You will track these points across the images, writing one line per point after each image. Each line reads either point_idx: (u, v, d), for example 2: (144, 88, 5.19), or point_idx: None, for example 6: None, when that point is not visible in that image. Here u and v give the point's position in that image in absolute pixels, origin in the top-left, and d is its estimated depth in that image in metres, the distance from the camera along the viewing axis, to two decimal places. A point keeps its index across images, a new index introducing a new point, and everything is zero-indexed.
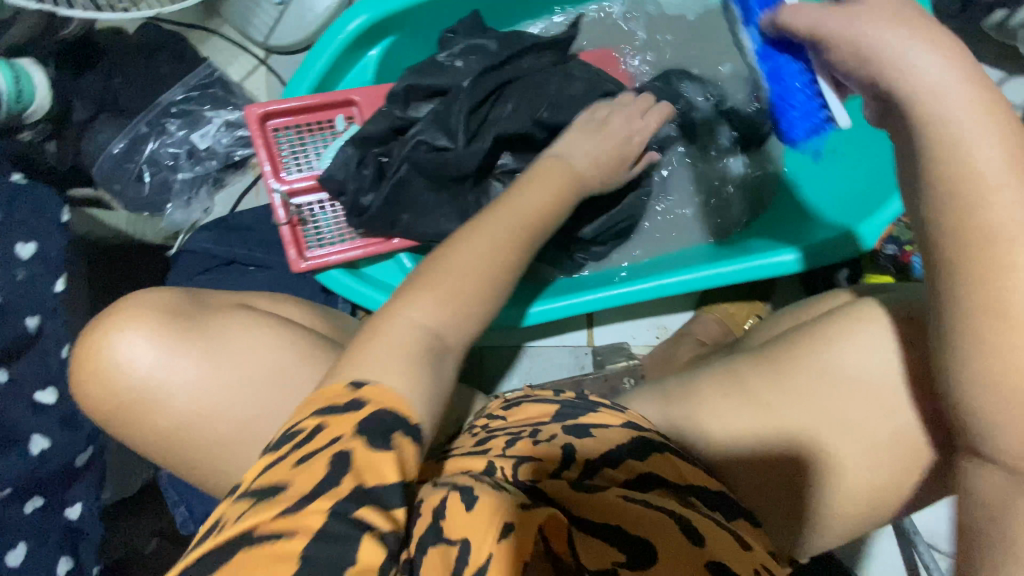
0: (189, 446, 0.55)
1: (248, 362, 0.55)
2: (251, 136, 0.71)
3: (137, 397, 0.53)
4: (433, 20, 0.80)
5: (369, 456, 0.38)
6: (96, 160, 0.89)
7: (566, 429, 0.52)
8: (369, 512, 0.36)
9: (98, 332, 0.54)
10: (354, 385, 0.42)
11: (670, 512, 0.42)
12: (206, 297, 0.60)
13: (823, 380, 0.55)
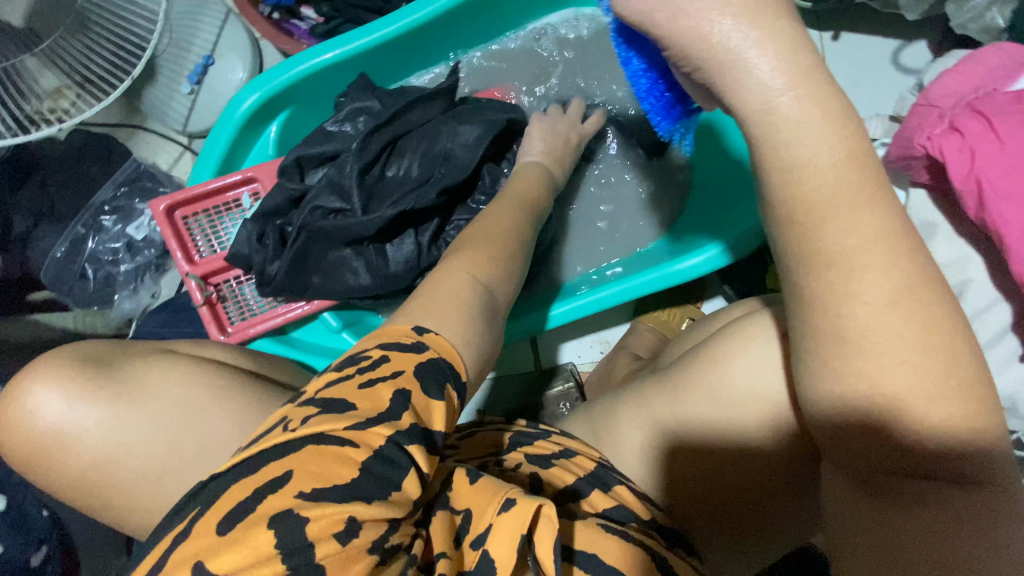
0: (106, 489, 0.57)
1: (160, 398, 0.58)
2: (160, 228, 0.75)
3: (51, 442, 0.56)
4: (325, 89, 0.84)
5: (428, 400, 0.40)
6: (42, 266, 0.94)
7: (528, 456, 0.59)
8: (418, 452, 0.38)
9: (16, 386, 0.57)
10: (417, 329, 0.43)
11: (644, 544, 0.49)
12: (124, 346, 0.63)
13: (713, 397, 0.56)
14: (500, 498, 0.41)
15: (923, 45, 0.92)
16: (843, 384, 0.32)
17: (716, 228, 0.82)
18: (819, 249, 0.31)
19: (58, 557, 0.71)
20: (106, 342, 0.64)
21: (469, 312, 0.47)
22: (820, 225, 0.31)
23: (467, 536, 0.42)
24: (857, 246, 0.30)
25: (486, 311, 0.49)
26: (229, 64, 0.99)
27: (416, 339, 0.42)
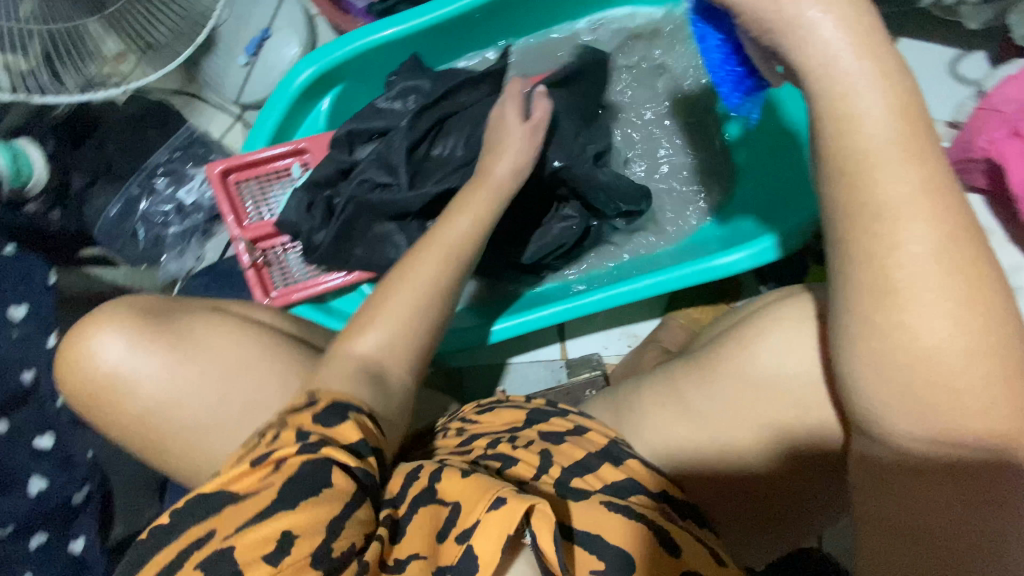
0: (158, 431, 0.61)
1: (215, 351, 0.62)
2: (214, 192, 0.78)
3: (113, 382, 0.60)
4: (378, 66, 0.85)
5: (329, 428, 0.45)
6: (97, 223, 0.98)
7: (540, 433, 0.62)
8: (334, 452, 0.43)
9: (81, 328, 0.60)
10: (310, 396, 0.49)
11: (649, 522, 0.50)
12: (180, 300, 0.67)
13: (744, 384, 0.56)
14: (490, 496, 0.41)
15: (982, 56, 0.90)
16: (884, 353, 0.33)
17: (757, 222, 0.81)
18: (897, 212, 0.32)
19: (96, 496, 0.73)
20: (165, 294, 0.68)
21: (358, 381, 0.51)
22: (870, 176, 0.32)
23: (450, 531, 0.42)
24: (910, 195, 0.32)
25: (379, 378, 0.52)
26: (284, 39, 1.01)
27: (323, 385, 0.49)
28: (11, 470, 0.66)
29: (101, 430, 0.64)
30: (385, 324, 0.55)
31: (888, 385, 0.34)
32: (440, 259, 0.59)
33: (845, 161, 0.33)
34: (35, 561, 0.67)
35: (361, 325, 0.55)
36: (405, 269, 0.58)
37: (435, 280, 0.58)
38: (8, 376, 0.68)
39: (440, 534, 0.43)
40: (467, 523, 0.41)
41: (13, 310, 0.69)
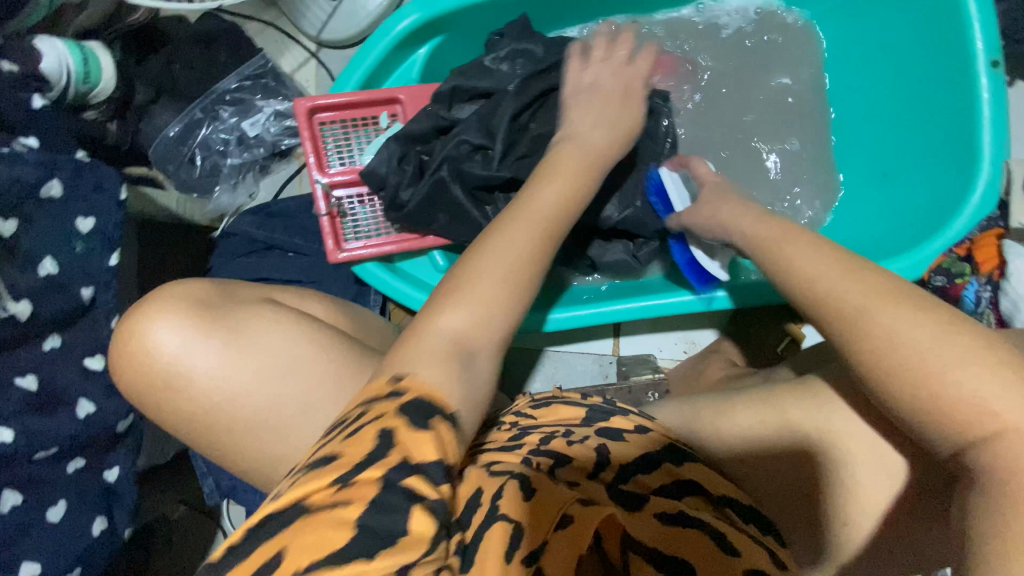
0: (207, 427, 0.61)
1: (266, 350, 0.61)
2: (299, 128, 0.74)
3: (166, 374, 0.59)
4: (483, 22, 0.80)
5: (411, 432, 0.39)
6: (152, 142, 0.92)
7: (598, 431, 0.59)
8: (418, 482, 0.38)
9: (133, 318, 0.60)
10: (394, 378, 0.43)
11: (704, 524, 0.47)
12: (231, 291, 0.66)
13: (819, 427, 0.57)
14: (555, 515, 0.42)
15: None
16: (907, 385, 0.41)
17: (871, 242, 0.72)
18: (819, 291, 0.47)
19: (136, 426, 0.70)
20: (216, 282, 0.67)
21: (447, 359, 0.45)
22: (791, 264, 0.50)
23: (513, 557, 0.40)
24: (817, 267, 0.48)
25: (467, 355, 0.46)
26: None
27: (405, 377, 0.43)
28: (59, 389, 0.63)
29: (151, 417, 0.63)
30: (472, 299, 0.48)
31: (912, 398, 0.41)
32: (530, 227, 0.53)
33: (786, 279, 0.50)
34: (71, 486, 0.64)
35: (442, 299, 0.49)
36: (492, 238, 0.52)
37: (522, 258, 0.51)
38: (67, 291, 0.63)
39: (506, 556, 0.40)
40: (533, 546, 0.40)
41: (79, 222, 0.63)
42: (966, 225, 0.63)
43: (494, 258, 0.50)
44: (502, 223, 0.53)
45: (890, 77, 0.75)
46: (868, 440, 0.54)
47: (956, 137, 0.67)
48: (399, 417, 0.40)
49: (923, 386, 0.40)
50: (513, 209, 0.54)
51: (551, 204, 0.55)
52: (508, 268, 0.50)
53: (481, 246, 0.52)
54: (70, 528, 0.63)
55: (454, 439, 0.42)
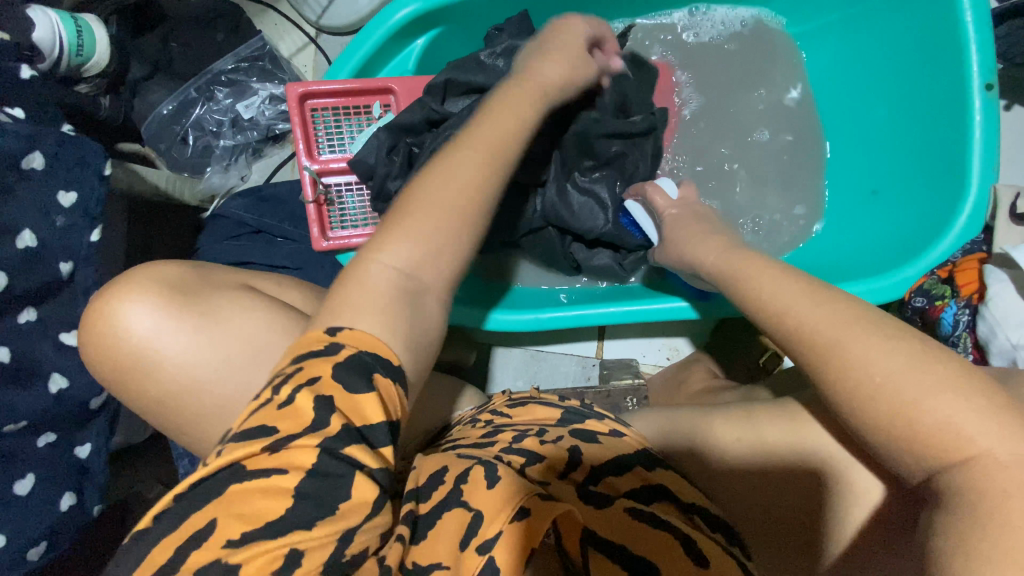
0: (178, 411, 0.61)
1: (240, 337, 0.61)
2: (290, 113, 0.73)
3: (139, 354, 0.59)
4: (482, 16, 0.80)
5: (352, 397, 0.40)
6: (145, 119, 0.93)
7: (571, 432, 0.60)
8: (359, 452, 0.38)
9: (105, 297, 0.59)
10: (330, 331, 0.42)
11: (675, 530, 0.49)
12: (208, 275, 0.66)
13: (794, 447, 0.56)
14: (515, 504, 0.43)
15: None
16: (867, 406, 0.42)
17: (854, 259, 0.72)
18: (788, 315, 0.48)
19: (111, 404, 0.70)
20: (194, 265, 0.66)
21: (397, 300, 0.45)
22: (760, 291, 0.52)
23: (472, 543, 0.42)
24: (788, 295, 0.49)
25: (413, 294, 0.46)
26: None
27: (344, 328, 0.42)
28: (33, 362, 0.62)
29: (120, 398, 0.63)
30: (417, 237, 0.47)
31: (873, 417, 0.42)
32: (484, 161, 0.51)
33: (759, 307, 0.51)
34: (41, 460, 0.63)
35: (389, 231, 0.48)
36: (438, 174, 0.50)
37: (468, 191, 0.49)
38: (45, 264, 0.62)
39: (463, 544, 0.42)
40: (489, 534, 0.42)
41: (61, 196, 0.63)
42: (950, 247, 0.63)
43: (438, 195, 0.49)
44: (451, 157, 0.51)
45: (884, 95, 0.75)
46: (839, 461, 0.53)
47: (946, 158, 0.67)
48: (336, 379, 0.39)
49: (887, 399, 0.41)
50: (462, 147, 0.52)
51: (496, 138, 0.52)
52: (449, 208, 0.49)
53: (420, 182, 0.50)
54: (37, 502, 0.62)
55: (398, 392, 0.42)
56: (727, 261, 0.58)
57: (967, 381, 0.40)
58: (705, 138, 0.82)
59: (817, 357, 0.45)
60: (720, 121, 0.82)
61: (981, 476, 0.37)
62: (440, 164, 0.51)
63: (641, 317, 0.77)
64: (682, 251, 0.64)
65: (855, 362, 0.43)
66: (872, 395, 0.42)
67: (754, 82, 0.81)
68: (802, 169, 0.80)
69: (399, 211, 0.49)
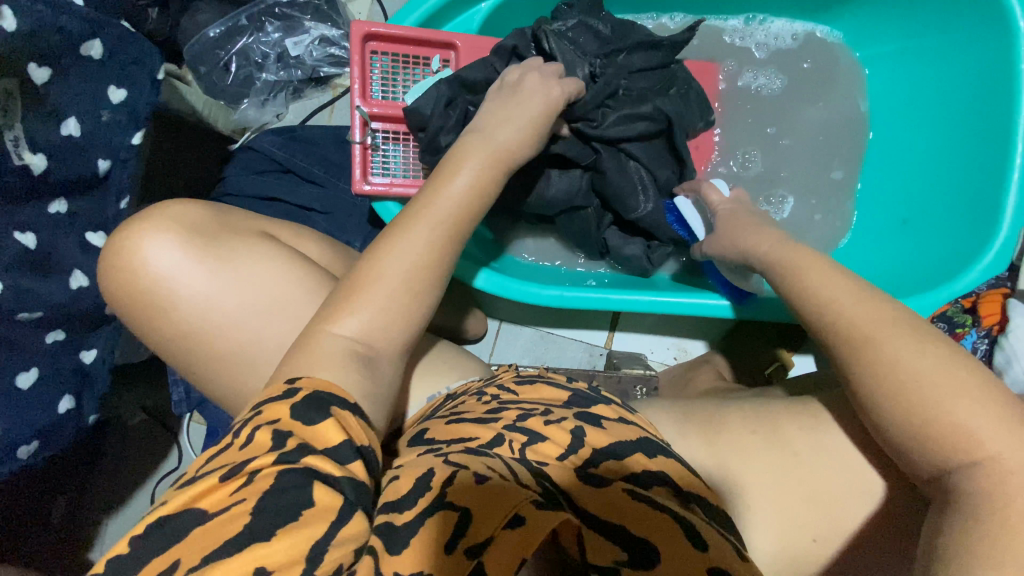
0: (184, 358, 0.55)
1: (259, 286, 0.54)
2: (350, 52, 0.72)
3: (151, 296, 0.52)
4: None
5: (309, 428, 0.41)
6: (189, 39, 0.91)
7: (576, 414, 0.54)
8: (317, 461, 0.39)
9: (125, 233, 0.53)
10: (289, 380, 0.45)
11: (673, 514, 0.44)
12: (227, 218, 0.58)
13: (818, 448, 0.55)
14: (506, 512, 0.37)
15: None
16: (905, 411, 0.42)
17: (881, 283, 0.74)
18: (830, 304, 0.49)
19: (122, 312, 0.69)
20: (213, 205, 0.58)
21: (347, 361, 0.47)
22: (795, 278, 0.53)
23: (459, 543, 0.36)
24: (841, 282, 0.50)
25: (367, 359, 0.49)
26: None
27: (302, 377, 0.45)
28: (58, 254, 0.60)
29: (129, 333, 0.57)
30: (374, 306, 0.50)
31: (904, 421, 0.42)
32: (428, 228, 0.53)
33: (803, 301, 0.51)
34: (48, 356, 0.61)
35: (340, 301, 0.50)
36: (386, 246, 0.52)
37: (443, 228, 0.53)
38: (84, 157, 0.60)
39: (448, 545, 0.36)
40: (479, 538, 0.36)
41: (110, 90, 0.61)
42: (975, 280, 0.65)
43: (394, 269, 0.51)
44: (396, 231, 0.53)
45: (934, 132, 0.77)
46: (857, 457, 0.55)
47: (985, 198, 0.69)
48: (292, 417, 0.42)
49: (914, 393, 0.42)
50: (461, 172, 0.57)
51: (459, 197, 0.56)
52: (415, 275, 0.51)
53: (378, 253, 0.51)
54: (39, 397, 0.60)
55: (359, 425, 0.44)
56: (767, 253, 0.59)
57: (991, 394, 0.41)
58: (749, 144, 0.83)
59: (851, 348, 0.46)
60: (763, 128, 0.84)
61: (991, 478, 0.39)
62: (386, 238, 0.52)
63: (679, 310, 0.78)
64: (734, 243, 0.64)
65: (893, 359, 0.44)
66: (916, 403, 0.42)
67: (804, 93, 0.84)
68: (836, 190, 0.83)
69: (364, 279, 0.50)
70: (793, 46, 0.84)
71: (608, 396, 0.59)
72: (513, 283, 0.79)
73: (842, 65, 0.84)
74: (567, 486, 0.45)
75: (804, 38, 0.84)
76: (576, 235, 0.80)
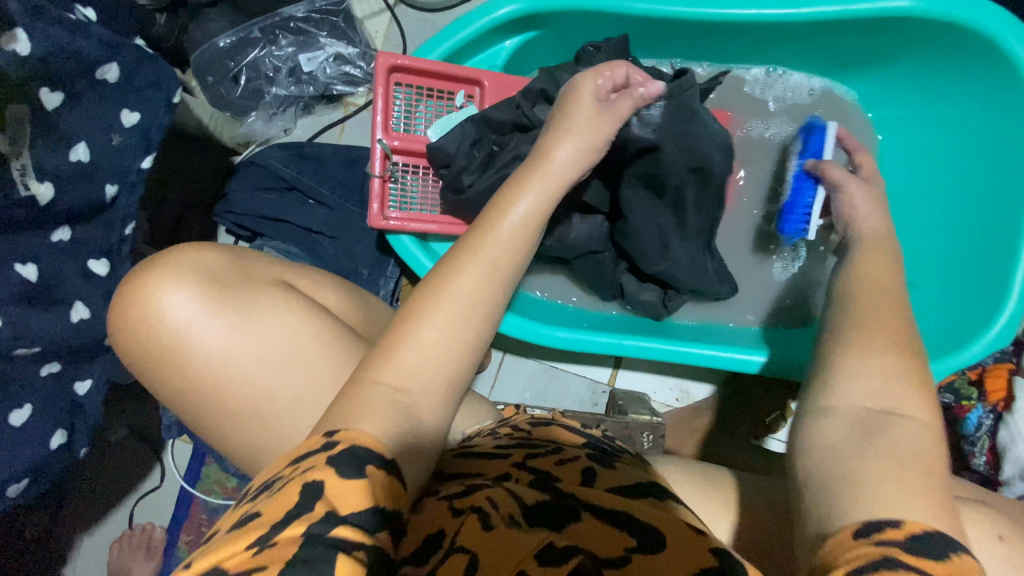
0: (199, 411, 0.52)
1: (277, 338, 0.52)
2: (374, 84, 0.70)
3: (166, 347, 0.50)
4: (583, 32, 0.79)
5: (342, 484, 0.35)
6: (198, 48, 0.86)
7: (585, 455, 0.54)
8: (347, 533, 0.34)
9: (140, 283, 0.51)
10: (327, 433, 0.39)
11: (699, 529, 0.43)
12: (246, 264, 0.56)
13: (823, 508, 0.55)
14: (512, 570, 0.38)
15: None
16: (862, 385, 0.41)
17: None
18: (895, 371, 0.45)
19: None
20: (231, 249, 0.57)
21: (393, 410, 0.41)
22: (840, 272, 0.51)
23: None
24: (866, 283, 0.48)
25: (413, 406, 0.42)
26: None
27: (340, 429, 0.39)
28: (58, 284, 0.57)
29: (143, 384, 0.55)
30: (422, 365, 0.43)
31: (866, 394, 0.40)
32: (475, 271, 0.47)
33: None
34: (41, 391, 0.58)
35: (378, 352, 0.44)
36: (430, 294, 0.45)
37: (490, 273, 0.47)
38: (92, 183, 0.57)
39: None
40: None
41: (123, 114, 0.57)
42: (980, 352, 0.66)
43: (444, 323, 0.44)
44: (439, 277, 0.46)
45: (948, 199, 0.78)
46: None
47: (993, 271, 0.70)
48: (326, 467, 0.36)
49: (857, 354, 0.42)
50: (501, 203, 0.52)
51: (508, 235, 0.49)
52: (463, 327, 0.45)
53: (424, 302, 0.45)
54: (29, 435, 0.57)
55: (395, 481, 0.38)
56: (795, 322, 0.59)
57: None
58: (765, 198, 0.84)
59: (839, 309, 0.47)
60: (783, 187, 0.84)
61: None
62: (431, 285, 0.46)
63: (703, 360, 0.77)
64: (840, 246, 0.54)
65: (858, 320, 0.45)
66: (855, 357, 0.42)
67: None
68: None
69: (406, 329, 0.44)
70: (810, 104, 0.85)
71: (624, 447, 0.58)
72: (519, 322, 0.78)
73: (858, 127, 0.85)
74: (567, 495, 0.46)
75: (820, 96, 0.85)
76: (593, 279, 0.80)
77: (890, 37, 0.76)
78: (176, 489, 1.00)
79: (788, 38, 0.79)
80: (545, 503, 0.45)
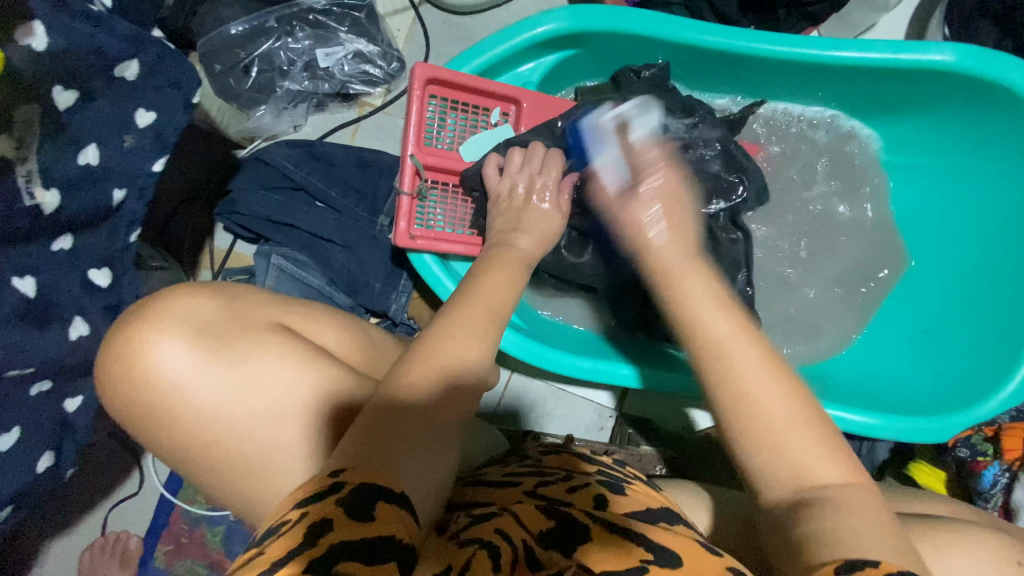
0: (194, 463, 0.49)
1: (276, 391, 0.49)
2: (410, 94, 0.65)
3: (154, 404, 0.47)
4: (622, 54, 0.77)
5: (349, 521, 0.34)
6: (207, 34, 0.80)
7: (599, 481, 0.52)
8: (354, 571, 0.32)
9: (123, 336, 0.47)
10: (333, 473, 0.38)
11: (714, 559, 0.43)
12: (241, 308, 0.52)
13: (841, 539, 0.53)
14: None
15: None
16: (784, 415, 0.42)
17: (911, 399, 0.75)
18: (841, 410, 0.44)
19: None
20: (222, 289, 0.52)
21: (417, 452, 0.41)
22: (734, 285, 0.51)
23: None
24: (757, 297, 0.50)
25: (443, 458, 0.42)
26: None
27: (346, 469, 0.38)
28: (57, 298, 0.52)
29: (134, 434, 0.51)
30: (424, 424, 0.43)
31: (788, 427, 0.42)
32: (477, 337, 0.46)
33: None
34: (31, 411, 0.53)
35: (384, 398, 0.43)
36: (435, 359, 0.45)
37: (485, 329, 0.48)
38: (97, 186, 0.51)
39: None
40: None
41: (138, 113, 0.52)
42: (996, 408, 0.67)
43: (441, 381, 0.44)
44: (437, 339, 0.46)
45: (964, 250, 0.79)
46: None
47: (1013, 324, 0.72)
48: (336, 505, 0.35)
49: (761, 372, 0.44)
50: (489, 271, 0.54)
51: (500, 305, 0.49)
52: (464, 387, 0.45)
53: (425, 363, 0.45)
54: (15, 460, 0.52)
55: (403, 514, 0.36)
56: None
57: None
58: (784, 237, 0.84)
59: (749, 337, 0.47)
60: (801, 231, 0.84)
61: None
62: (438, 347, 0.46)
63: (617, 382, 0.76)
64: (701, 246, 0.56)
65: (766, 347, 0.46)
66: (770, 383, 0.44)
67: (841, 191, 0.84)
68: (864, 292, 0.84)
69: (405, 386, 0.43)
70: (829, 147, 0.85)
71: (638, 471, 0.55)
72: (525, 346, 0.74)
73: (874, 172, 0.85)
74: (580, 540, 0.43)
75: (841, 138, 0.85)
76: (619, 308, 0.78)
77: (927, 87, 0.75)
78: (156, 497, 0.94)
79: (822, 76, 0.77)
80: (553, 546, 0.42)
